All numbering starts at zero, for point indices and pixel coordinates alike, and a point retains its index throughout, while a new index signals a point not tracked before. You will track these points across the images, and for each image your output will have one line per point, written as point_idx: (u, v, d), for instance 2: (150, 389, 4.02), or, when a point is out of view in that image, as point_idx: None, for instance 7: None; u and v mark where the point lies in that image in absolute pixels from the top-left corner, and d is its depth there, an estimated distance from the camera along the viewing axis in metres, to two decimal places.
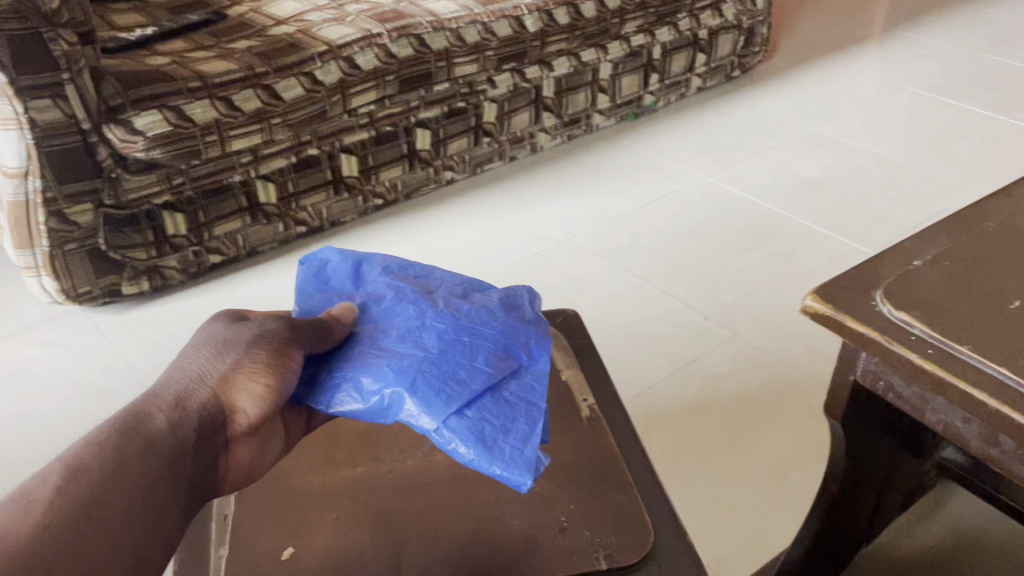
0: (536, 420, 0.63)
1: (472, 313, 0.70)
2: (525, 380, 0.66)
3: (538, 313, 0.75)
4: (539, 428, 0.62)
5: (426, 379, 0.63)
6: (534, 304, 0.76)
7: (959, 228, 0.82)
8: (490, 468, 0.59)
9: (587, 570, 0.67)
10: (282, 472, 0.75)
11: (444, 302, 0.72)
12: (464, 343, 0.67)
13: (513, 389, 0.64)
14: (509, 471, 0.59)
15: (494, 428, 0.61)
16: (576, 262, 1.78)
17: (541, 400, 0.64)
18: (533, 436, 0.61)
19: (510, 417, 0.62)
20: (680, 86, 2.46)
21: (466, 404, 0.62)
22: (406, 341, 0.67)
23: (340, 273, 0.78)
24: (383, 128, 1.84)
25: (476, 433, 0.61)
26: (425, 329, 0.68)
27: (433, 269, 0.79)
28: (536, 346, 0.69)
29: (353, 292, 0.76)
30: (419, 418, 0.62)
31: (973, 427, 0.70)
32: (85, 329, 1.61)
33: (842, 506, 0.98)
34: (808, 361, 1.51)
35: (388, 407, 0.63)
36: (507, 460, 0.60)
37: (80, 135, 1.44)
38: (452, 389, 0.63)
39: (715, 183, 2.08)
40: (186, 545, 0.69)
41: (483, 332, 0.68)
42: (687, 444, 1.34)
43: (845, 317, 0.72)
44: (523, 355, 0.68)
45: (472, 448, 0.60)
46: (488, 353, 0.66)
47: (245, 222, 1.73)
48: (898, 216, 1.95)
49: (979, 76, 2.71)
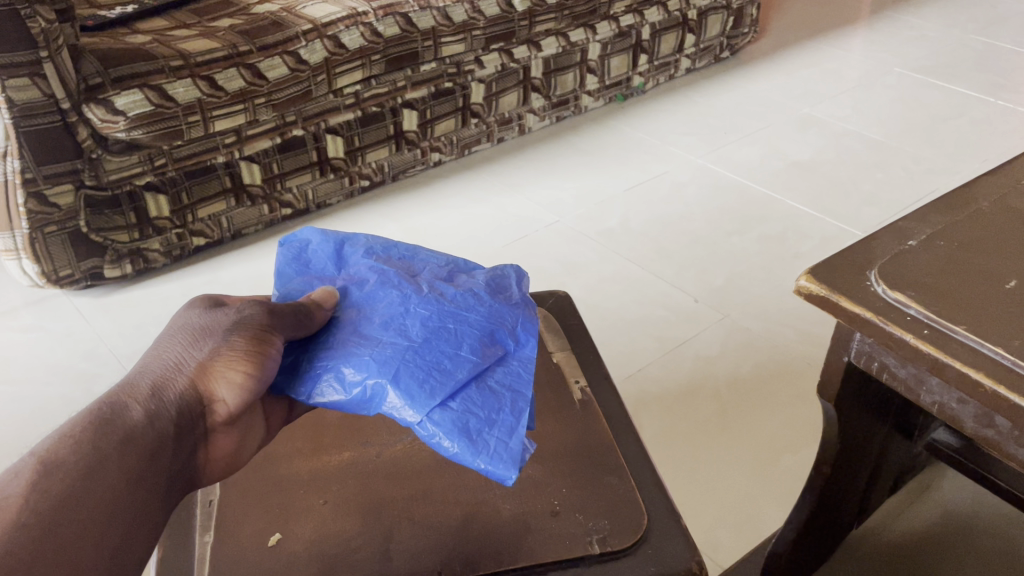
0: (522, 410, 0.61)
1: (457, 297, 0.69)
2: (511, 368, 0.64)
3: (526, 295, 0.74)
4: (525, 419, 0.60)
5: (410, 369, 0.62)
6: (521, 285, 0.75)
7: (954, 207, 0.81)
8: (475, 462, 0.58)
9: (580, 555, 0.66)
10: (268, 457, 0.73)
11: (428, 287, 0.70)
12: (448, 331, 0.66)
13: (498, 377, 0.63)
14: (493, 464, 0.58)
15: (479, 420, 0.60)
16: (565, 245, 1.77)
17: (526, 388, 0.63)
18: (518, 428, 0.60)
19: (495, 408, 0.61)
20: (670, 67, 2.44)
21: (450, 395, 0.61)
22: (390, 327, 0.66)
23: (321, 254, 0.76)
24: (369, 108, 1.81)
25: (460, 426, 0.59)
26: (409, 316, 0.67)
27: (417, 250, 0.77)
28: (522, 331, 0.68)
29: (335, 275, 0.74)
30: (403, 410, 0.60)
31: (969, 408, 0.69)
32: (67, 313, 1.59)
33: (834, 489, 0.98)
34: (797, 343, 1.51)
35: (372, 398, 0.62)
36: (492, 454, 0.58)
37: (59, 115, 1.41)
38: (436, 379, 0.61)
39: (705, 165, 2.07)
40: (172, 531, 0.68)
41: (468, 318, 0.67)
42: (677, 426, 1.34)
43: (839, 297, 0.71)
44: (508, 341, 0.67)
45: (457, 441, 0.59)
46: (473, 340, 0.65)
47: (228, 204, 1.71)
48: (887, 197, 1.94)
49: (968, 58, 2.70)
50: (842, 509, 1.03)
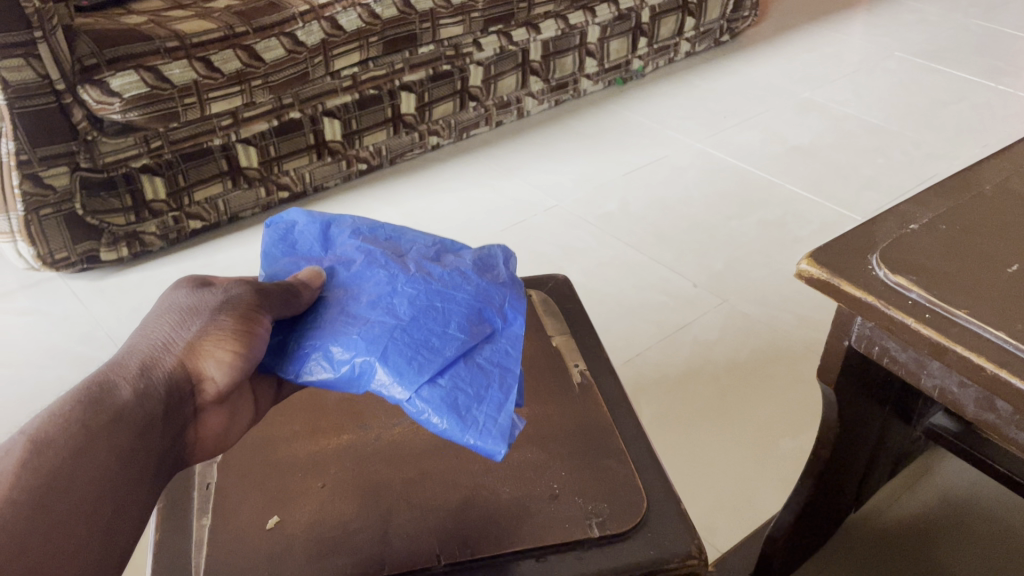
0: (510, 386, 0.61)
1: (444, 276, 0.68)
2: (499, 345, 0.64)
3: (513, 274, 0.72)
4: (513, 395, 0.60)
5: (398, 347, 0.61)
6: (508, 264, 0.73)
7: (956, 190, 0.81)
8: (464, 438, 0.58)
9: (580, 538, 0.66)
10: (266, 440, 0.73)
11: (415, 266, 0.69)
12: (436, 309, 0.65)
13: (486, 355, 0.63)
14: (481, 441, 0.58)
15: (468, 397, 0.60)
16: (563, 229, 1.76)
17: (514, 364, 0.63)
18: (507, 403, 0.60)
19: (483, 384, 0.61)
20: (669, 50, 2.43)
21: (438, 373, 0.61)
22: (377, 307, 0.65)
23: (308, 235, 0.74)
24: (367, 91, 1.80)
25: (449, 402, 0.59)
26: (396, 295, 0.65)
27: (403, 231, 0.75)
28: (510, 309, 0.67)
29: (321, 256, 0.72)
30: (392, 389, 0.60)
31: (970, 392, 0.69)
32: (63, 296, 1.58)
33: (833, 473, 0.98)
34: (796, 327, 1.51)
35: (360, 375, 0.61)
36: (481, 429, 0.58)
37: (54, 95, 1.40)
38: (424, 357, 0.61)
39: (704, 149, 2.06)
40: (169, 515, 0.67)
41: (455, 296, 0.66)
42: (676, 411, 1.33)
43: (840, 281, 0.71)
44: (496, 320, 0.66)
45: (446, 417, 0.59)
46: (461, 318, 0.64)
47: (225, 186, 1.69)
48: (887, 182, 1.94)
49: (969, 42, 2.68)
50: (839, 493, 1.03)
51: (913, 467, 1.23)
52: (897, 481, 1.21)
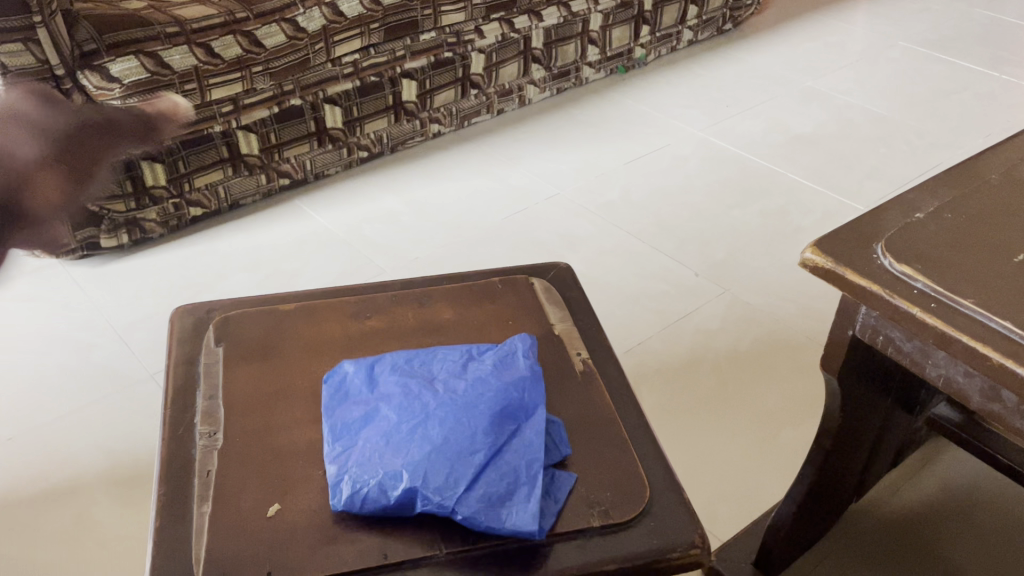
0: (536, 476, 0.66)
1: (470, 389, 0.71)
2: (525, 439, 0.68)
3: (533, 366, 0.75)
4: (539, 483, 0.65)
5: (438, 461, 0.64)
6: (528, 357, 0.76)
7: (962, 179, 0.80)
8: (502, 528, 0.63)
9: (582, 527, 0.65)
10: (267, 427, 0.72)
11: (445, 387, 0.71)
12: (464, 423, 0.67)
13: (513, 449, 0.67)
14: (520, 525, 0.63)
15: (501, 493, 0.64)
16: (565, 217, 1.76)
17: (538, 453, 0.67)
18: (536, 492, 0.65)
19: (513, 479, 0.65)
20: (672, 38, 2.41)
21: (475, 477, 0.64)
22: (415, 434, 0.67)
23: (357, 380, 0.73)
24: (368, 78, 1.79)
25: (487, 503, 0.63)
26: (430, 419, 0.68)
27: (436, 351, 0.76)
28: (530, 399, 0.71)
29: (367, 394, 0.72)
30: (439, 503, 0.63)
31: (975, 382, 0.69)
32: (63, 283, 1.57)
33: (835, 463, 0.98)
34: (798, 317, 1.51)
35: (407, 500, 0.63)
36: (517, 520, 0.63)
37: (53, 81, 1.39)
38: (461, 468, 0.65)
39: (706, 138, 2.05)
40: (170, 503, 0.67)
41: (481, 405, 0.69)
42: (677, 400, 1.33)
43: (845, 270, 0.70)
44: (520, 414, 0.70)
45: (486, 517, 0.63)
46: (487, 422, 0.68)
47: (226, 173, 1.69)
48: (889, 171, 1.93)
49: (972, 31, 2.67)
50: (840, 483, 1.03)
51: (914, 456, 1.22)
52: (897, 471, 1.21)
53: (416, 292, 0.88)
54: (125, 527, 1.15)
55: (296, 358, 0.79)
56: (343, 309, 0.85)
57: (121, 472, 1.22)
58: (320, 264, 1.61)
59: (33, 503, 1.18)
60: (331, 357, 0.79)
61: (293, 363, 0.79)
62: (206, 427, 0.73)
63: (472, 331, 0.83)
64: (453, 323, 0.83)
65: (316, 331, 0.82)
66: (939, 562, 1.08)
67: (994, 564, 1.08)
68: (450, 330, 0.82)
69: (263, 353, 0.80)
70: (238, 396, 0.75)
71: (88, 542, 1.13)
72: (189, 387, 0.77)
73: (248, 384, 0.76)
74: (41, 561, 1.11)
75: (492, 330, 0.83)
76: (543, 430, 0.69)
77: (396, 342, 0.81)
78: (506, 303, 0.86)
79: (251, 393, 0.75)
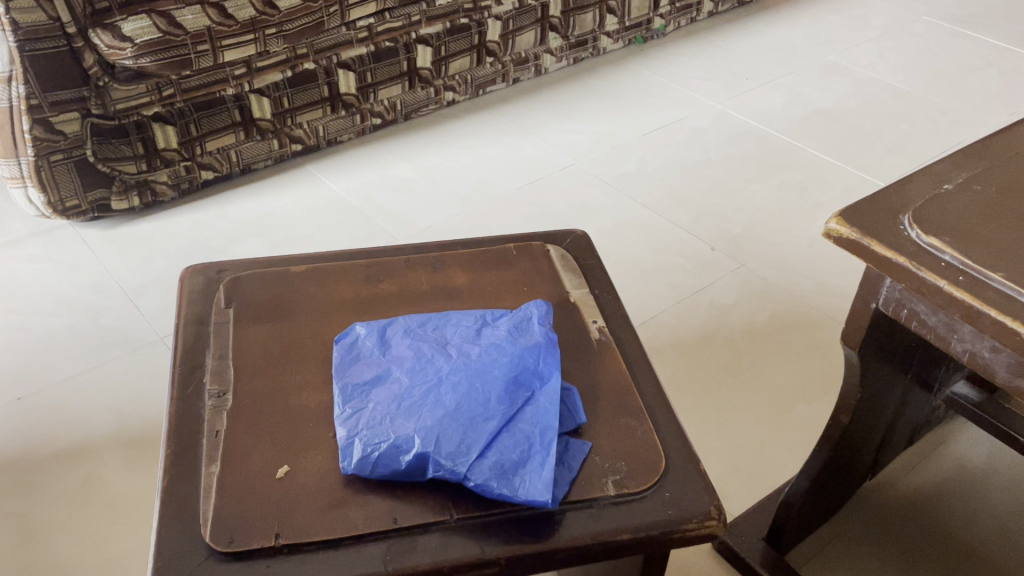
0: (550, 444, 0.64)
1: (482, 355, 0.70)
2: (540, 406, 0.67)
3: (549, 332, 0.74)
4: (553, 451, 0.64)
5: (451, 427, 0.64)
6: (544, 322, 0.75)
7: (994, 150, 0.77)
8: (516, 496, 0.61)
9: (597, 494, 0.64)
10: (277, 388, 0.71)
11: (457, 352, 0.71)
12: (477, 391, 0.67)
13: (527, 417, 0.66)
14: (534, 494, 0.61)
15: (514, 461, 0.63)
16: (579, 188, 1.73)
17: (553, 420, 0.66)
18: (550, 459, 0.63)
19: (526, 448, 0.64)
20: (692, 10, 2.37)
21: (489, 444, 0.63)
22: (427, 399, 0.66)
23: (367, 345, 0.72)
24: (383, 43, 1.76)
25: (498, 470, 0.62)
26: (442, 385, 0.67)
27: (449, 315, 0.75)
28: (545, 366, 0.70)
29: (379, 357, 0.71)
30: (451, 469, 0.62)
31: (1001, 357, 0.67)
32: (73, 245, 1.56)
33: (851, 439, 0.96)
34: (813, 294, 1.49)
35: (420, 465, 0.62)
36: (530, 487, 0.62)
37: (65, 39, 1.39)
38: (472, 435, 0.64)
39: (724, 111, 2.02)
40: (176, 463, 0.66)
41: (493, 372, 0.68)
42: (690, 374, 1.31)
43: (870, 241, 0.68)
44: (534, 381, 0.68)
45: (499, 483, 0.62)
46: (501, 390, 0.67)
47: (237, 137, 1.67)
48: (911, 147, 1.90)
49: (998, 7, 2.61)
50: (856, 458, 1.02)
51: (929, 436, 1.21)
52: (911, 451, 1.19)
53: (429, 255, 0.86)
54: (132, 490, 1.14)
55: (307, 320, 0.78)
56: (354, 272, 0.84)
57: (129, 434, 1.22)
58: (332, 230, 1.60)
59: (44, 463, 1.18)
60: (343, 319, 0.78)
61: (303, 325, 0.77)
62: (215, 387, 0.71)
63: (487, 297, 0.81)
64: (467, 288, 0.82)
65: (327, 294, 0.81)
66: (952, 544, 1.07)
67: (1008, 547, 1.07)
68: (464, 295, 0.81)
69: (274, 315, 0.78)
70: (250, 357, 0.74)
71: (96, 503, 1.12)
72: (198, 348, 0.76)
73: (259, 346, 0.75)
74: (50, 520, 1.11)
75: (507, 296, 0.81)
76: (559, 397, 0.68)
77: (410, 306, 0.80)
78: (521, 270, 0.85)
79: (261, 355, 0.74)
